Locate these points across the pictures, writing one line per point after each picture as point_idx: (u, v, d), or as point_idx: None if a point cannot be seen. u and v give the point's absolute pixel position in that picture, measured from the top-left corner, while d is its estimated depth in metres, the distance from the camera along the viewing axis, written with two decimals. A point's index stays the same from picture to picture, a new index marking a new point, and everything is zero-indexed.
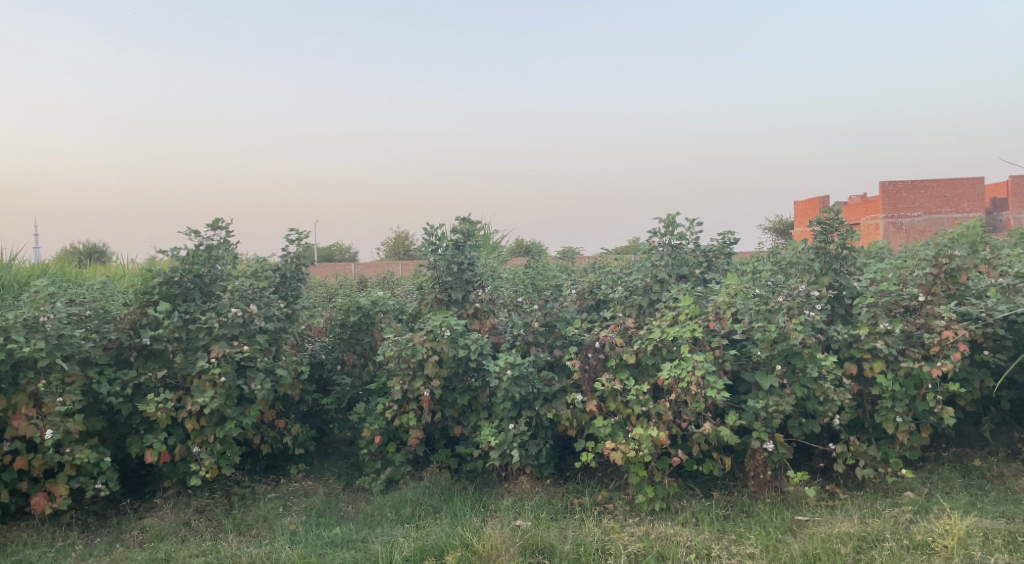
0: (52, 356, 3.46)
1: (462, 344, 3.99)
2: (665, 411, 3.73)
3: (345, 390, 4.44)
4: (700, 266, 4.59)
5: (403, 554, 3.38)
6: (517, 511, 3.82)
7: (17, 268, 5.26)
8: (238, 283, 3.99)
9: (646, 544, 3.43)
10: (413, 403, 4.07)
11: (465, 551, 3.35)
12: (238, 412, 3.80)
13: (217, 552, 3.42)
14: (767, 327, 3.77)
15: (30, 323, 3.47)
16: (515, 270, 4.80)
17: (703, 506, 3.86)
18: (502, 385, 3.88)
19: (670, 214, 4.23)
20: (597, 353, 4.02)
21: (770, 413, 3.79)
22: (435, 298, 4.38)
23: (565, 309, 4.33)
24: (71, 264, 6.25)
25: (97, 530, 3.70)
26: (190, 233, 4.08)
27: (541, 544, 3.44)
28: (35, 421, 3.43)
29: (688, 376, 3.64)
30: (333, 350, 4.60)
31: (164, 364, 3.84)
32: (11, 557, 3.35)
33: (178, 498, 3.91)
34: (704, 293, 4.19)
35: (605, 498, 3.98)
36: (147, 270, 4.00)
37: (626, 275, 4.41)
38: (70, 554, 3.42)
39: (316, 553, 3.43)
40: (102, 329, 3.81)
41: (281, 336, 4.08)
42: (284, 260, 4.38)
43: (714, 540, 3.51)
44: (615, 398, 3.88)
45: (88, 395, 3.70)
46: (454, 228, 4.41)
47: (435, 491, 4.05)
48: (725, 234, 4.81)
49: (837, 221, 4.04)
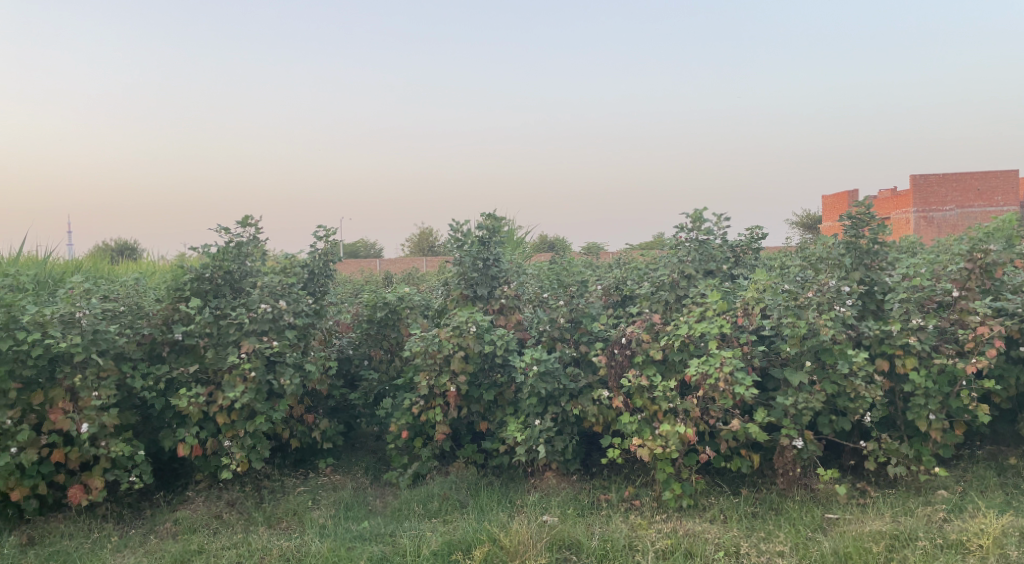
0: (87, 351, 3.53)
1: (488, 340, 4.03)
2: (692, 407, 3.73)
3: (372, 385, 4.43)
4: (727, 261, 4.45)
5: (430, 549, 3.43)
6: (543, 507, 3.83)
7: (51, 265, 5.35)
8: (267, 279, 4.01)
9: (674, 541, 3.44)
10: (439, 398, 4.09)
11: (493, 546, 3.39)
12: (268, 407, 3.85)
13: (248, 545, 3.49)
14: (796, 323, 3.74)
15: (67, 319, 3.55)
16: (540, 266, 4.71)
17: (731, 503, 3.83)
18: (528, 381, 3.89)
19: (696, 209, 4.18)
20: (623, 349, 4.01)
21: (799, 410, 3.75)
22: (461, 294, 4.39)
23: (591, 305, 4.29)
24: (104, 260, 6.35)
25: (132, 522, 3.77)
26: (220, 229, 4.10)
27: (568, 540, 3.46)
28: (72, 414, 3.52)
29: (716, 372, 3.64)
30: (360, 346, 4.55)
31: (196, 359, 3.90)
32: (49, 548, 3.43)
33: (209, 490, 3.96)
34: (732, 289, 4.14)
35: (631, 495, 3.96)
36: (179, 267, 4.07)
37: (653, 270, 4.36)
38: (105, 545, 3.49)
39: (344, 547, 3.48)
40: (136, 323, 3.85)
41: (310, 332, 4.12)
42: (311, 257, 4.37)
43: (743, 538, 3.49)
44: (642, 394, 3.87)
45: (122, 389, 3.76)
46: (479, 225, 4.43)
47: (462, 485, 4.07)
48: (752, 229, 4.55)
49: (870, 215, 4.00)
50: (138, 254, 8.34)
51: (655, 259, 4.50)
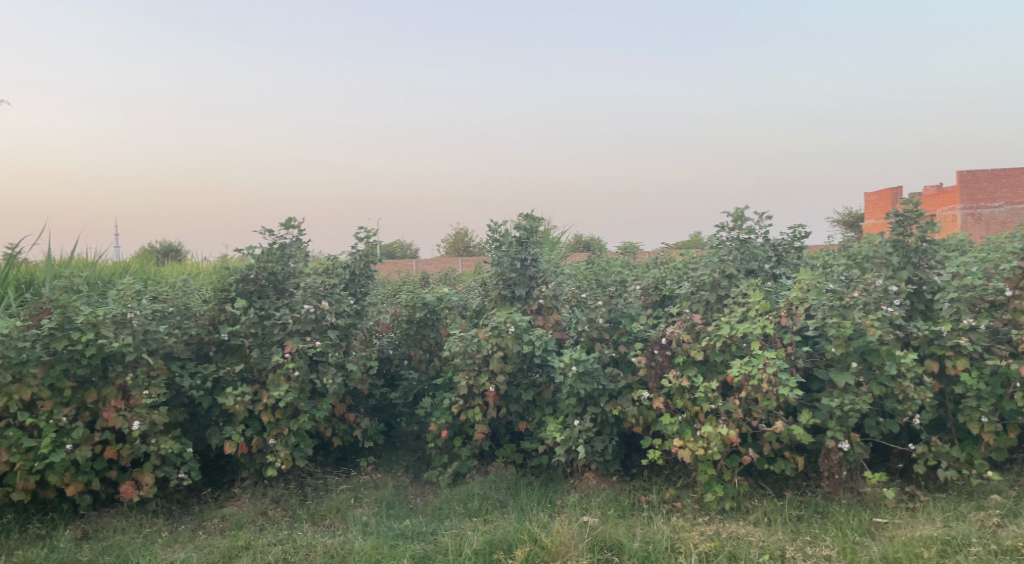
0: (138, 351, 3.62)
1: (527, 340, 4.03)
2: (735, 409, 3.69)
3: (411, 385, 4.46)
4: (769, 261, 4.37)
5: (472, 548, 3.45)
6: (584, 507, 3.82)
7: (100, 267, 5.50)
8: (311, 279, 4.07)
9: (717, 544, 3.40)
10: (478, 398, 4.11)
11: (534, 546, 3.40)
12: (311, 405, 3.92)
13: (293, 541, 3.55)
14: (841, 323, 3.67)
15: (118, 319, 3.64)
16: (578, 266, 4.69)
17: (775, 505, 3.78)
18: (567, 382, 3.89)
19: (738, 208, 4.12)
20: (663, 349, 3.98)
21: (845, 412, 3.69)
22: (499, 294, 4.39)
23: (630, 305, 4.25)
24: (149, 262, 6.52)
25: (181, 518, 3.85)
26: (264, 232, 4.16)
27: (609, 541, 3.45)
28: (123, 412, 3.61)
29: (759, 373, 3.61)
30: (400, 345, 4.59)
31: (241, 359, 3.98)
32: (103, 542, 3.53)
33: (255, 488, 4.03)
34: (775, 289, 4.07)
35: (673, 496, 3.93)
36: (225, 268, 4.15)
37: (693, 270, 4.30)
38: (156, 540, 3.57)
39: (387, 544, 3.52)
40: (183, 323, 3.94)
41: (352, 332, 4.17)
42: (352, 258, 4.39)
43: (788, 542, 3.44)
44: (683, 395, 3.85)
45: (171, 388, 3.85)
46: (517, 225, 4.43)
47: (501, 485, 4.08)
48: (795, 227, 4.47)
49: (917, 212, 3.93)
50: (181, 256, 8.54)
51: (695, 258, 4.45)
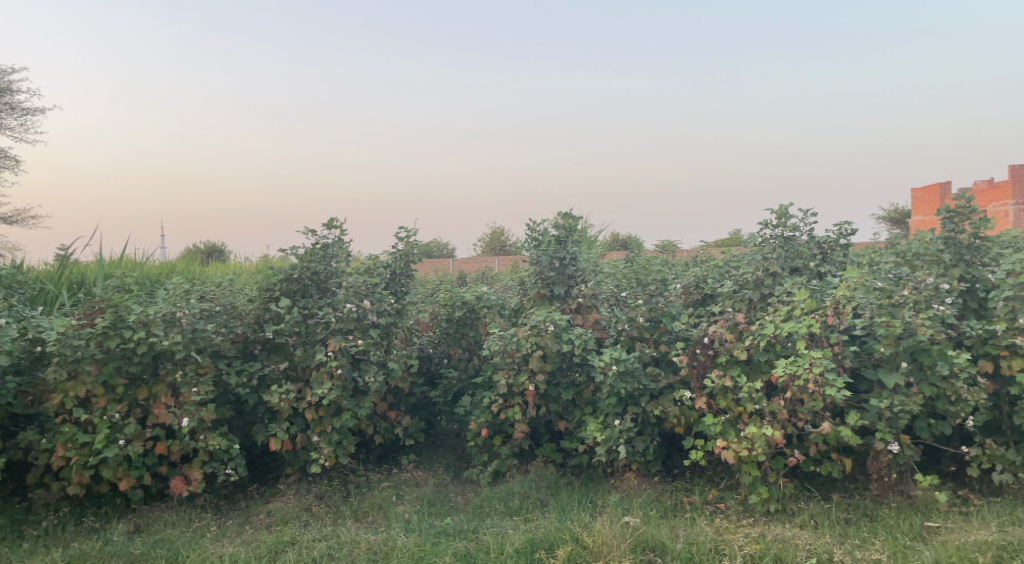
0: (187, 349, 3.71)
1: (566, 339, 4.02)
2: (780, 409, 3.63)
3: (451, 383, 4.49)
4: (814, 259, 4.29)
5: (513, 546, 3.46)
6: (625, 508, 3.79)
7: (148, 267, 5.65)
8: (352, 279, 4.11)
9: (762, 546, 3.35)
10: (517, 397, 4.11)
11: (576, 546, 3.39)
12: (353, 403, 3.97)
13: (337, 537, 3.59)
14: (890, 322, 3.58)
15: (168, 318, 3.73)
16: (617, 265, 4.67)
17: (822, 508, 3.71)
18: (608, 381, 3.87)
19: (782, 205, 4.06)
20: (705, 349, 3.93)
21: (895, 413, 3.62)
22: (538, 293, 4.40)
23: (671, 304, 4.16)
24: (195, 262, 6.67)
25: (228, 513, 3.93)
26: (308, 232, 4.22)
27: (652, 542, 3.42)
28: (173, 409, 3.70)
29: (805, 373, 3.54)
30: (440, 344, 4.62)
31: (285, 357, 4.04)
32: (154, 536, 3.62)
33: (299, 484, 4.10)
34: (821, 287, 4.00)
35: (716, 498, 3.88)
36: (269, 268, 4.22)
37: (736, 268, 4.25)
38: (205, 534, 3.65)
39: (429, 542, 3.54)
40: (230, 323, 4.04)
41: (393, 330, 4.20)
42: (392, 257, 4.44)
43: (837, 545, 3.38)
44: (726, 395, 3.80)
45: (219, 386, 3.94)
46: (556, 224, 4.42)
47: (542, 484, 4.08)
48: (841, 224, 4.39)
49: (970, 208, 3.82)
50: (225, 256, 8.73)
51: (738, 256, 4.40)
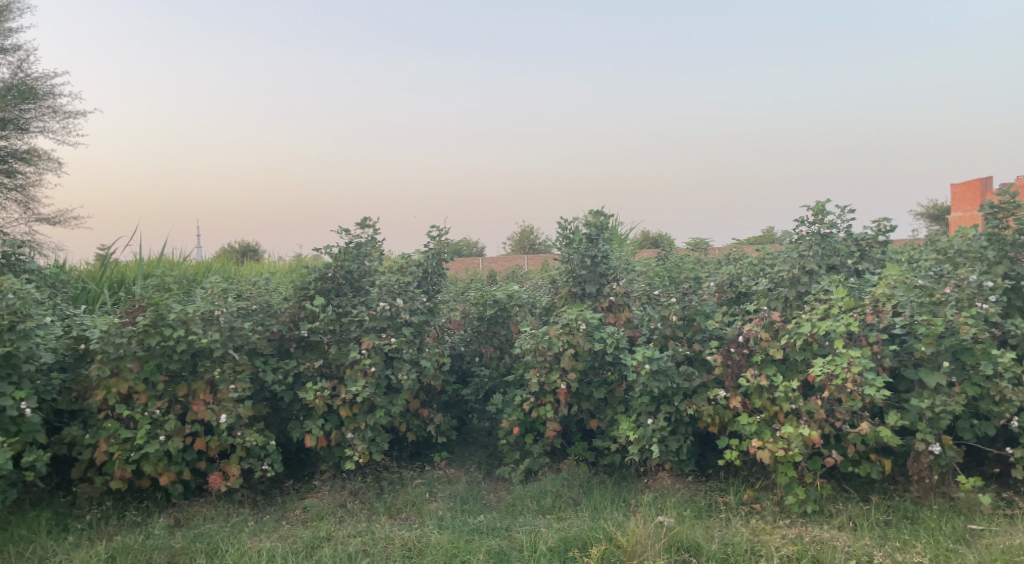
0: (225, 347, 3.77)
1: (598, 337, 4.01)
2: (817, 409, 3.57)
3: (483, 382, 4.51)
4: (851, 256, 4.22)
5: (547, 544, 3.46)
6: (659, 507, 3.77)
7: (186, 266, 5.77)
8: (385, 278, 4.19)
9: (800, 547, 3.31)
10: (549, 396, 4.11)
11: (610, 544, 3.38)
12: (387, 401, 4.00)
13: (372, 533, 3.63)
14: (931, 321, 3.51)
15: (206, 316, 3.80)
16: (649, 263, 4.64)
17: (861, 510, 3.65)
18: (640, 379, 3.85)
19: (818, 201, 3.99)
20: (740, 348, 3.89)
21: (936, 414, 3.54)
22: (569, 291, 4.42)
23: (704, 303, 4.12)
24: (230, 261, 6.79)
25: (265, 508, 3.99)
26: (341, 231, 4.27)
27: (686, 542, 3.40)
28: (212, 406, 3.77)
29: (843, 372, 3.47)
30: (471, 342, 4.62)
31: (320, 355, 4.09)
32: (194, 530, 3.69)
33: (334, 480, 4.14)
34: (859, 285, 3.93)
35: (751, 498, 3.84)
36: (304, 267, 4.27)
37: (771, 266, 4.20)
38: (243, 529, 3.71)
39: (463, 539, 3.56)
40: (266, 321, 4.10)
41: (425, 328, 4.22)
42: (425, 256, 4.47)
43: (876, 547, 3.32)
44: (761, 395, 3.76)
45: (255, 383, 4.00)
46: (588, 222, 4.40)
47: (574, 483, 4.07)
48: (880, 221, 4.31)
49: (1015, 203, 3.73)
50: (260, 256, 8.87)
51: (774, 254, 4.34)
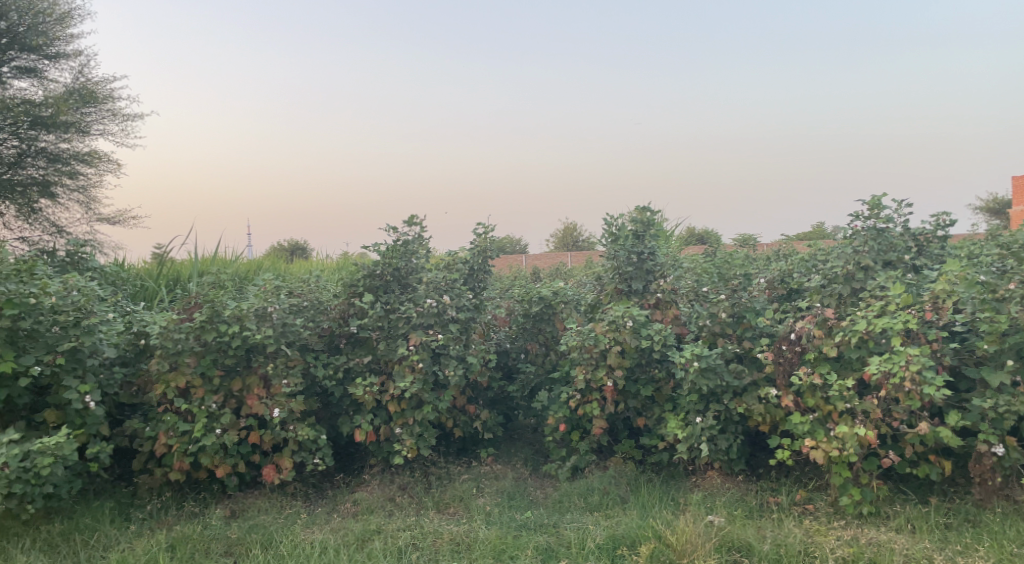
0: (278, 342, 3.85)
1: (645, 335, 3.97)
2: (873, 409, 3.49)
3: (529, 378, 4.52)
4: (908, 251, 4.11)
5: (595, 542, 3.45)
6: (708, 506, 3.73)
7: (238, 264, 5.92)
8: (432, 275, 4.25)
9: (856, 550, 3.24)
10: (595, 393, 4.10)
11: (659, 543, 3.36)
12: (434, 397, 4.04)
13: (421, 527, 3.67)
14: (995, 318, 3.39)
15: (260, 313, 3.88)
16: (697, 260, 4.58)
17: (919, 512, 3.55)
18: (689, 377, 3.80)
19: (874, 195, 3.89)
20: (792, 345, 3.84)
21: (1000, 414, 3.42)
22: (615, 288, 4.37)
23: (755, 300, 4.06)
24: (280, 259, 6.95)
25: (317, 501, 4.07)
26: (388, 229, 4.32)
27: (738, 542, 3.35)
28: (265, 400, 3.86)
29: (901, 371, 3.37)
30: (517, 339, 4.64)
31: (369, 351, 4.14)
32: (249, 521, 3.78)
33: (383, 475, 4.20)
34: (916, 281, 3.82)
35: (804, 499, 3.77)
36: (353, 264, 4.33)
37: (824, 263, 4.12)
38: (296, 521, 3.79)
39: (511, 535, 3.57)
40: (317, 318, 4.17)
41: (471, 325, 4.25)
42: (470, 253, 4.50)
43: (936, 551, 3.23)
44: (814, 393, 3.68)
45: (307, 378, 4.08)
46: (634, 218, 4.38)
47: (622, 481, 4.05)
48: (939, 215, 4.18)
49: None
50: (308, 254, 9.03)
51: (827, 250, 4.24)
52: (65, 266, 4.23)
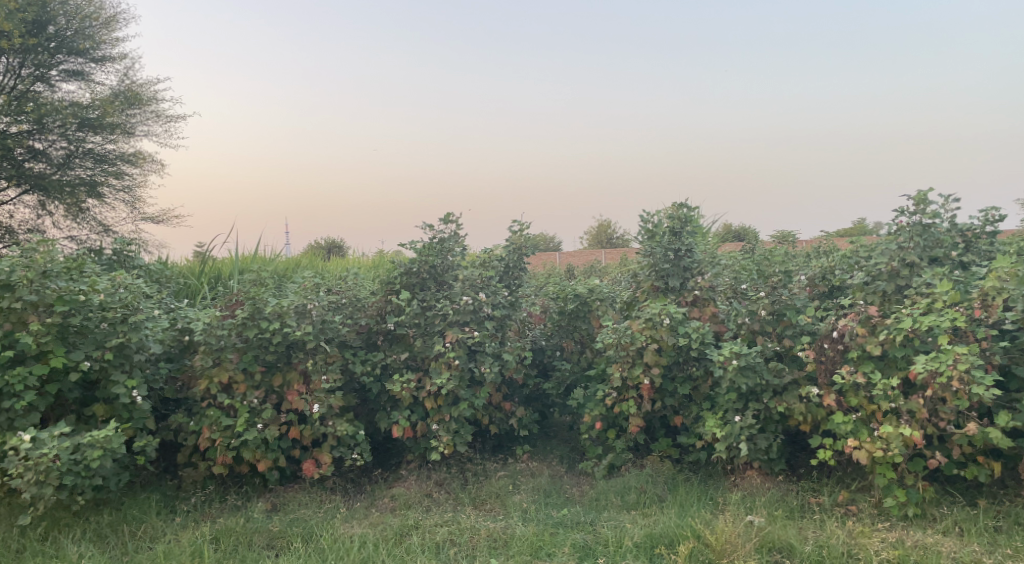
0: (317, 339, 3.91)
1: (683, 332, 3.94)
2: (919, 408, 3.41)
3: (564, 375, 4.53)
4: (956, 248, 4.00)
5: (633, 540, 3.44)
6: (748, 506, 3.68)
7: (277, 262, 6.03)
8: (468, 272, 4.26)
9: (902, 552, 3.17)
10: (632, 391, 4.08)
11: (698, 542, 3.33)
12: (470, 394, 4.07)
13: (458, 523, 3.69)
14: None
15: (300, 309, 3.95)
16: (735, 257, 4.53)
17: (968, 515, 3.46)
18: (727, 375, 3.75)
19: (920, 190, 3.80)
20: (834, 343, 3.76)
21: None
22: (652, 285, 4.34)
23: (795, 297, 4.00)
24: (317, 257, 7.05)
25: (355, 496, 4.13)
26: (424, 226, 4.35)
27: (779, 543, 3.30)
28: (305, 396, 3.92)
29: (948, 370, 3.29)
30: (552, 336, 4.65)
31: (406, 348, 4.18)
32: (290, 515, 3.84)
33: (420, 470, 4.24)
34: (965, 278, 3.72)
35: (847, 500, 3.70)
36: (390, 262, 4.38)
37: (867, 259, 4.03)
38: (336, 515, 3.85)
39: (548, 532, 3.58)
40: (355, 315, 4.23)
41: (507, 322, 4.26)
42: (506, 251, 4.51)
43: (986, 555, 3.15)
44: (857, 392, 3.61)
45: (345, 374, 4.13)
46: (671, 215, 4.34)
47: (659, 479, 4.03)
48: (988, 210, 4.06)
49: None
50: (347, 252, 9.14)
51: (871, 245, 4.13)
52: (112, 264, 4.36)
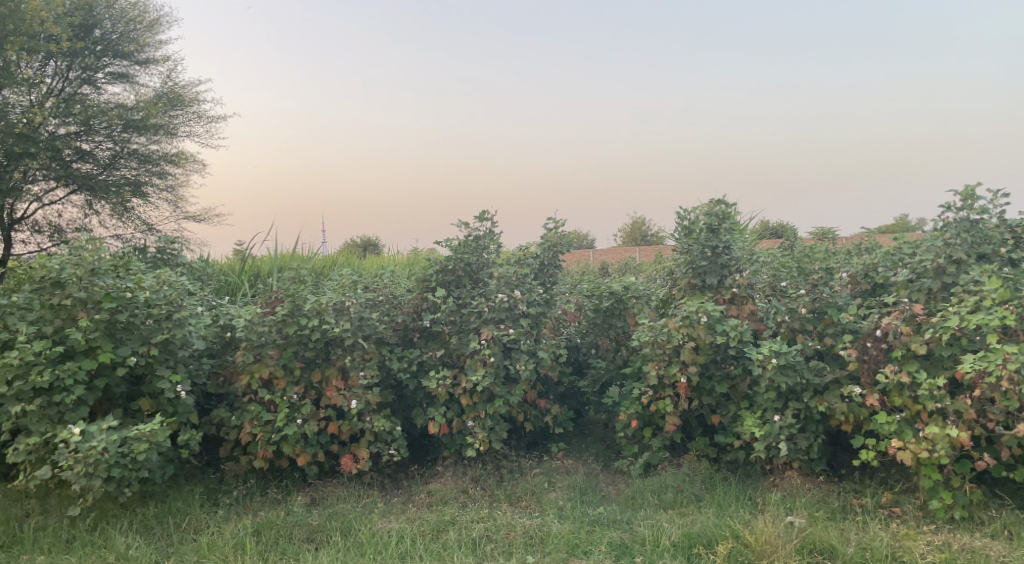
0: (355, 336, 3.96)
1: (720, 330, 3.90)
2: (967, 409, 3.33)
3: (600, 373, 4.52)
4: (1005, 244, 3.88)
5: (670, 539, 3.42)
6: (788, 507, 3.63)
7: (315, 260, 6.11)
8: (503, 270, 4.23)
9: (948, 556, 3.10)
10: (668, 389, 4.05)
11: (737, 542, 3.30)
12: (505, 391, 4.08)
13: (494, 519, 3.71)
14: None
15: (338, 306, 4.01)
16: (774, 254, 4.47)
17: (1017, 518, 3.37)
18: (767, 374, 3.70)
19: (967, 185, 3.70)
20: (878, 342, 3.66)
21: None
22: (689, 283, 4.30)
23: (836, 295, 3.93)
24: (353, 255, 7.14)
25: (392, 491, 4.17)
26: (461, 224, 4.38)
27: (820, 544, 3.25)
28: (343, 391, 3.98)
29: (997, 370, 3.19)
30: (588, 334, 4.65)
31: (442, 345, 4.21)
32: (329, 509, 3.90)
33: (456, 466, 4.27)
34: (1015, 275, 3.60)
35: (890, 501, 3.63)
36: (426, 260, 4.41)
37: (912, 256, 3.93)
38: (374, 509, 3.90)
39: (584, 530, 3.57)
40: (392, 312, 4.27)
41: (541, 320, 4.26)
42: (541, 248, 4.52)
43: None
44: (902, 392, 3.53)
45: (382, 370, 4.17)
46: (707, 211, 4.29)
47: (696, 479, 3.99)
48: None
49: None
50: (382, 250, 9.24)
51: (914, 242, 4.05)
52: (156, 262, 4.48)
